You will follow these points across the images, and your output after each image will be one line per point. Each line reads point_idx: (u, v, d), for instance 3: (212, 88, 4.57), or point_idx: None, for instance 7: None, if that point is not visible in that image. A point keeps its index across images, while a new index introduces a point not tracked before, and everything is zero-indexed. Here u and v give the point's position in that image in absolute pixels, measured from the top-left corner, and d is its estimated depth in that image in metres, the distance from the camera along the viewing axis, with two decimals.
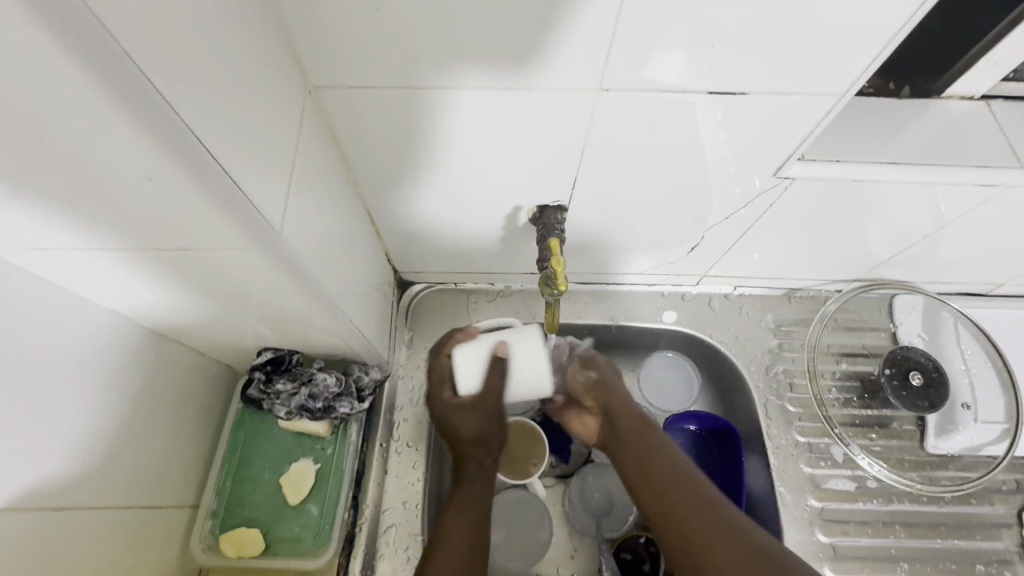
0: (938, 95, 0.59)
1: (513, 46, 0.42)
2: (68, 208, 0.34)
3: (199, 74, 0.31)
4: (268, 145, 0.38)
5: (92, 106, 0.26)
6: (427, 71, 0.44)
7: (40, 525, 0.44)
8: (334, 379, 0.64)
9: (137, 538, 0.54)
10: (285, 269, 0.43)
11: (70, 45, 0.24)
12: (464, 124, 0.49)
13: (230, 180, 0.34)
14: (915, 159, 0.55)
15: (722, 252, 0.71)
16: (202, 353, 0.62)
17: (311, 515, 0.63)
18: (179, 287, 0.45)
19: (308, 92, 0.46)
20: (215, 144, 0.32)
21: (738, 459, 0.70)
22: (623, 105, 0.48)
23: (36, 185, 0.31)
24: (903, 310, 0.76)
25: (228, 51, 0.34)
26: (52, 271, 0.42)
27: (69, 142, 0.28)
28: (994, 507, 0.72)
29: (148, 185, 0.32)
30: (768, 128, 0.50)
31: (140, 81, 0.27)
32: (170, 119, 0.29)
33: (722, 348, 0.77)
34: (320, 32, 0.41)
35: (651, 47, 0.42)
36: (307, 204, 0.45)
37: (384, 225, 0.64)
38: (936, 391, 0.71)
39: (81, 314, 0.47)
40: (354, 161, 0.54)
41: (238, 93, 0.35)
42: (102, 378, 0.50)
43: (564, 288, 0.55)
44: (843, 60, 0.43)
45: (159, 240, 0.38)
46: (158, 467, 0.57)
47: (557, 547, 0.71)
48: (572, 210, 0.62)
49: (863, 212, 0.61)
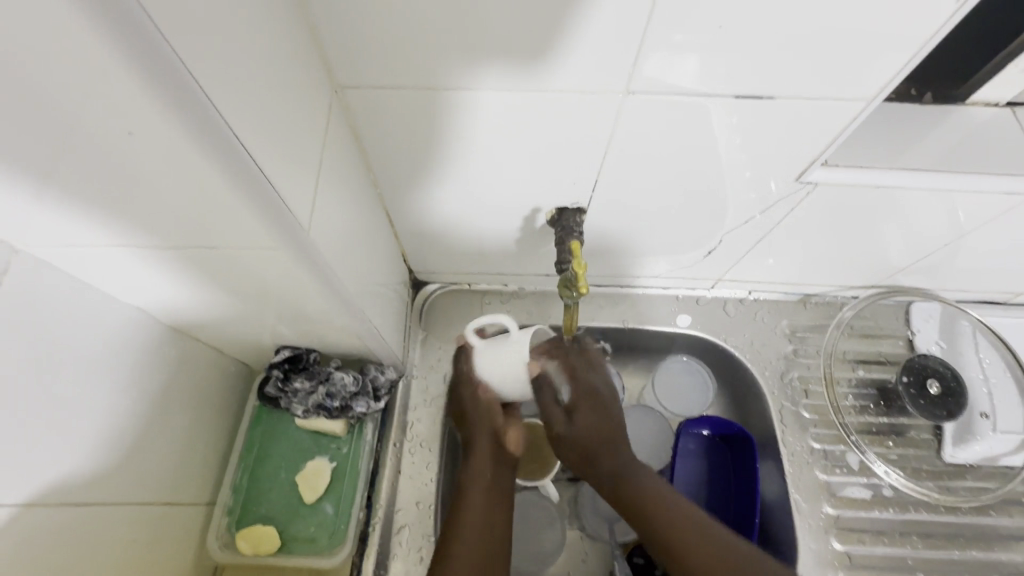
0: (963, 101, 0.59)
1: (542, 47, 0.42)
2: (99, 203, 0.34)
3: (234, 73, 0.31)
4: (296, 144, 0.38)
5: (131, 97, 0.26)
6: (453, 70, 0.44)
7: (61, 520, 0.44)
8: (351, 378, 0.64)
9: (153, 532, 0.55)
10: (310, 267, 0.43)
11: (111, 33, 0.24)
12: (485, 125, 0.49)
13: (263, 179, 0.34)
14: (940, 165, 0.54)
15: (739, 256, 0.70)
16: (220, 350, 0.63)
17: (325, 514, 0.64)
18: (204, 285, 0.46)
19: (334, 91, 0.46)
20: (248, 142, 0.32)
21: (754, 464, 0.70)
22: (647, 109, 0.48)
23: (71, 177, 0.31)
24: (921, 318, 0.76)
25: (262, 49, 0.34)
26: (79, 265, 0.42)
27: (109, 136, 0.28)
28: (1012, 518, 0.71)
29: (180, 180, 0.32)
30: (797, 133, 0.50)
31: (177, 72, 0.27)
32: (203, 111, 0.29)
33: (737, 353, 0.77)
34: (350, 32, 0.41)
35: (679, 51, 0.42)
36: (331, 203, 0.45)
37: (401, 225, 0.65)
38: (954, 400, 0.70)
39: (105, 309, 0.47)
40: (375, 161, 0.54)
41: (270, 92, 0.35)
42: (123, 374, 0.50)
43: (584, 291, 0.54)
44: (873, 66, 0.43)
45: (187, 237, 0.38)
46: (175, 463, 0.57)
47: (570, 551, 0.70)
48: (590, 213, 0.62)
49: (884, 218, 0.60)
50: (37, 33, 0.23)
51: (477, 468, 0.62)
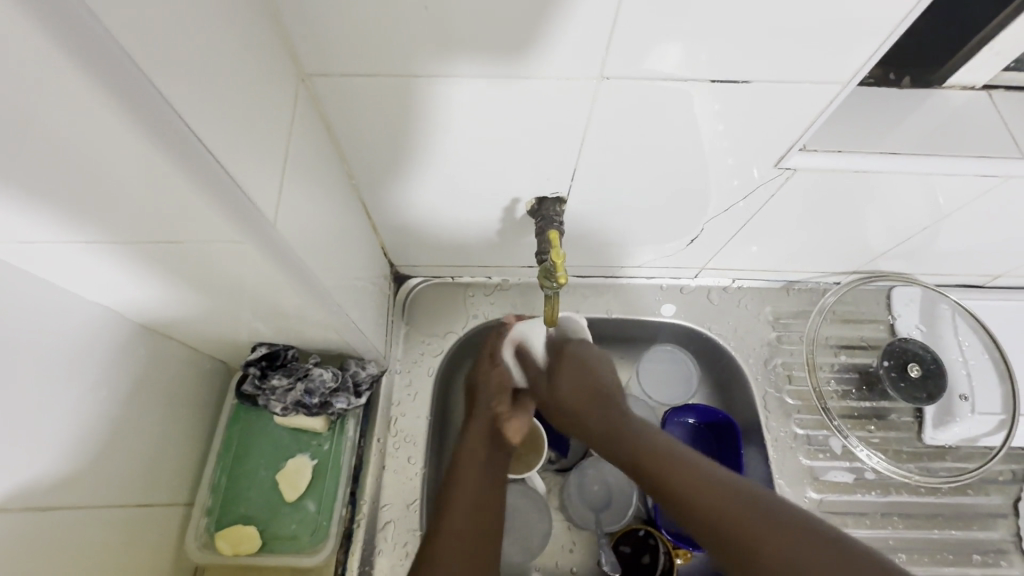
0: (940, 84, 0.59)
1: (513, 33, 0.41)
2: (52, 201, 0.33)
3: (188, 63, 0.30)
4: (259, 134, 0.37)
5: (73, 90, 0.25)
6: (424, 58, 0.43)
7: (30, 527, 0.43)
8: (331, 374, 0.63)
9: (129, 537, 0.53)
10: (280, 262, 0.42)
11: (44, 22, 0.22)
12: (461, 114, 0.48)
13: (224, 172, 0.33)
14: (918, 149, 0.54)
15: (721, 244, 0.70)
16: (196, 349, 0.61)
17: (308, 512, 0.63)
18: (171, 282, 0.45)
19: (301, 80, 0.45)
20: (205, 134, 0.31)
21: (738, 449, 0.70)
22: (622, 95, 0.47)
23: (17, 176, 0.30)
24: (901, 302, 0.76)
25: (218, 37, 0.33)
26: (37, 265, 0.41)
27: (55, 135, 0.27)
28: (990, 497, 0.72)
29: (133, 174, 0.31)
30: (774, 117, 0.49)
31: (120, 62, 0.25)
32: (155, 102, 0.28)
33: (720, 341, 0.77)
34: (314, 18, 0.40)
35: (652, 35, 0.41)
36: (300, 195, 0.44)
37: (380, 218, 0.64)
38: (933, 382, 0.71)
39: (69, 310, 0.46)
40: (349, 153, 0.53)
41: (229, 81, 0.34)
42: (92, 375, 0.49)
43: (564, 281, 0.54)
44: (847, 49, 0.43)
45: (147, 233, 0.37)
46: (150, 465, 0.56)
47: (557, 539, 0.71)
48: (571, 202, 0.61)
49: (863, 202, 0.60)
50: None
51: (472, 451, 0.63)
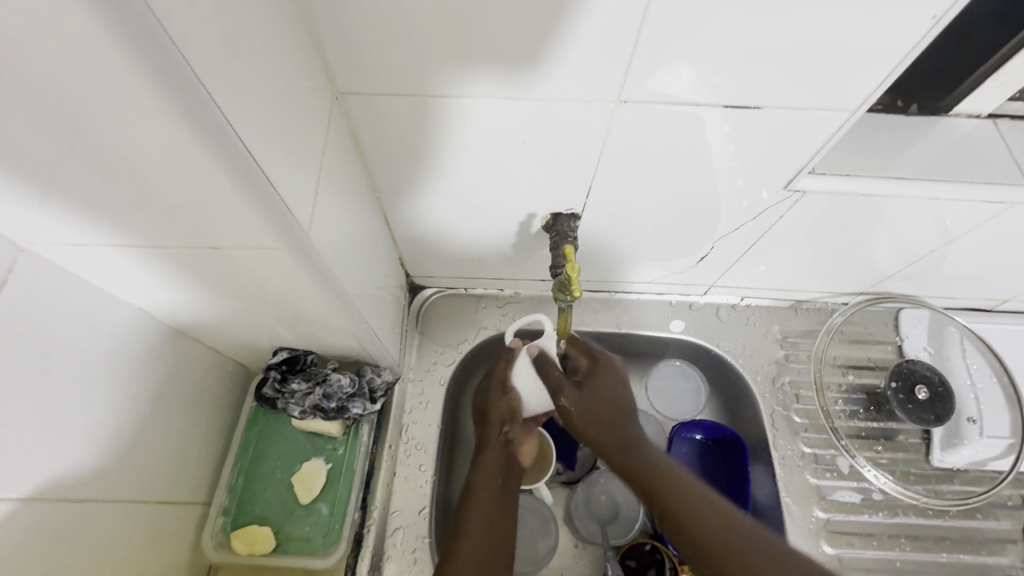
0: (946, 113, 0.60)
1: (539, 54, 0.43)
2: (104, 205, 0.35)
3: (241, 83, 0.32)
4: (297, 147, 0.39)
5: (144, 108, 0.27)
6: (451, 79, 0.45)
7: (60, 515, 0.45)
8: (348, 380, 0.65)
9: (150, 532, 0.55)
10: (310, 269, 0.44)
11: (128, 48, 0.25)
12: (482, 131, 0.50)
13: (268, 184, 0.36)
14: (924, 175, 0.56)
15: (732, 262, 0.71)
16: (219, 352, 0.63)
17: (321, 515, 0.64)
18: (206, 287, 0.47)
19: (335, 98, 0.47)
20: (255, 148, 0.34)
21: (744, 466, 0.71)
22: (640, 117, 0.49)
23: (78, 180, 0.33)
24: (908, 324, 0.77)
25: (266, 54, 0.35)
26: (81, 264, 0.43)
27: (119, 143, 0.30)
28: (999, 522, 0.72)
29: (187, 185, 0.33)
30: (778, 143, 0.51)
31: (189, 83, 0.28)
32: (215, 119, 0.30)
33: (728, 357, 0.78)
34: (352, 39, 0.42)
35: (666, 63, 0.43)
36: (331, 206, 0.46)
37: (399, 230, 0.66)
38: (941, 405, 0.71)
39: (108, 309, 0.48)
40: (374, 167, 0.56)
41: (273, 96, 0.36)
42: (124, 372, 0.51)
43: (577, 294, 0.55)
44: (855, 79, 0.45)
45: (190, 238, 0.39)
46: (171, 464, 0.58)
47: (562, 550, 0.71)
48: (584, 218, 0.63)
49: (871, 225, 0.61)
50: (36, 35, 0.23)
51: (483, 483, 0.61)
